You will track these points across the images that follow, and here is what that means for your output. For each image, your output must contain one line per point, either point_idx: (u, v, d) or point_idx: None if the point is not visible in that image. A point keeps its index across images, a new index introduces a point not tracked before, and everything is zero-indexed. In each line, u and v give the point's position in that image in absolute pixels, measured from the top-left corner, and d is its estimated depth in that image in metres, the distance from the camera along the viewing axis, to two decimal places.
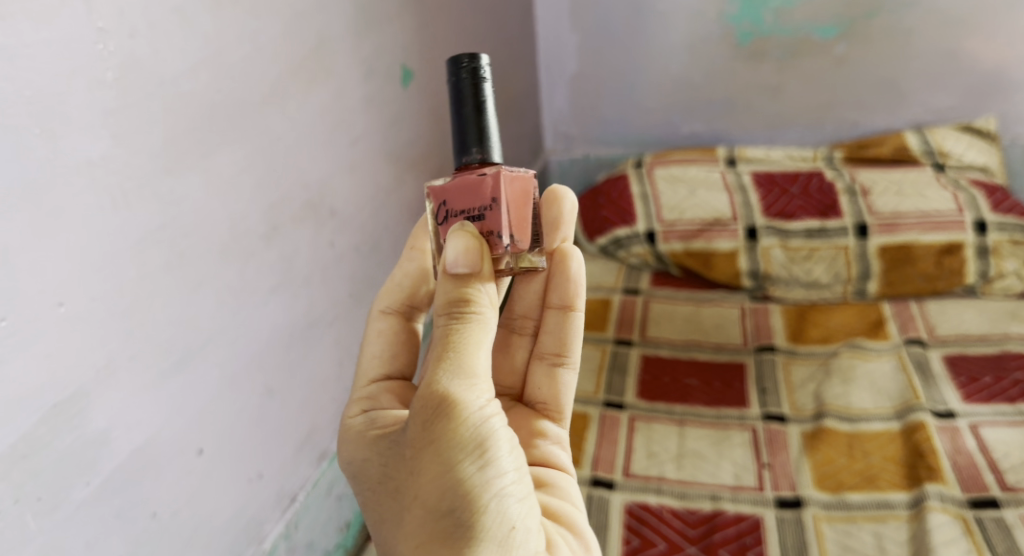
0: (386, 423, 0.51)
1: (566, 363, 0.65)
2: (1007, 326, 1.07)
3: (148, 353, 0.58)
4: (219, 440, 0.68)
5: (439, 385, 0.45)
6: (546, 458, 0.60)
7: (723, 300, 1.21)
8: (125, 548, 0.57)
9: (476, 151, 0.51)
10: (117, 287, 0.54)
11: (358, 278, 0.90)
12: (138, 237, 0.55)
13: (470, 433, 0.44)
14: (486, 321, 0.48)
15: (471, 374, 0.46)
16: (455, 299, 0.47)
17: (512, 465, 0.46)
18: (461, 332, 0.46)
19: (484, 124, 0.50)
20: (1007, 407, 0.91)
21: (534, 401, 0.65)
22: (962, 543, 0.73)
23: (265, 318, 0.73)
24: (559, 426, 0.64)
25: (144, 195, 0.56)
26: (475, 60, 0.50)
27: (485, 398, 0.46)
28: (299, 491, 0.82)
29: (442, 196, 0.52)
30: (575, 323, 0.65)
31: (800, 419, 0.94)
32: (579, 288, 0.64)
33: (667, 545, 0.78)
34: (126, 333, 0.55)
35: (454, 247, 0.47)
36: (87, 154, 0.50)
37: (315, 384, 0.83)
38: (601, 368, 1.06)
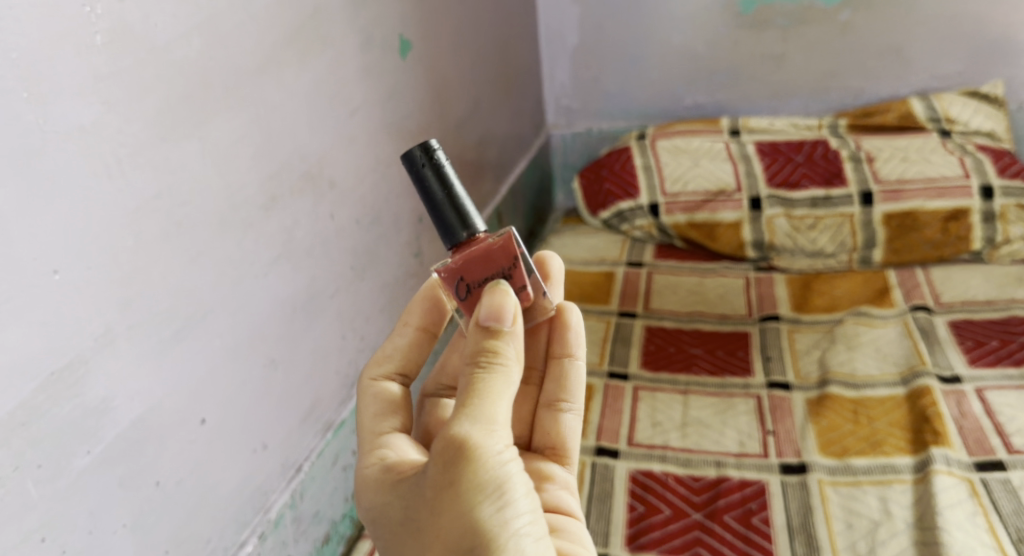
0: (405, 467, 0.48)
1: (568, 407, 0.61)
2: (1013, 291, 1.06)
3: (146, 322, 0.58)
4: (222, 411, 0.68)
5: (459, 430, 0.43)
6: (555, 502, 0.56)
7: (727, 271, 1.20)
8: (129, 515, 0.57)
9: (458, 226, 0.52)
10: (113, 255, 0.54)
11: (359, 251, 0.89)
12: (135, 206, 0.56)
13: (489, 475, 0.42)
14: (511, 374, 0.46)
15: (490, 421, 0.44)
16: (480, 350, 0.46)
17: (528, 507, 0.44)
18: (485, 380, 0.45)
19: (456, 201, 0.51)
20: (1013, 370, 0.90)
21: (540, 446, 0.61)
22: (968, 506, 0.73)
23: (266, 290, 0.73)
24: (567, 470, 0.61)
25: (139, 164, 0.56)
26: (426, 150, 0.51)
27: (503, 444, 0.44)
28: (304, 462, 0.81)
29: (458, 271, 0.52)
30: (576, 369, 0.62)
31: (804, 386, 0.94)
32: (577, 336, 0.62)
33: (672, 511, 0.78)
34: (123, 302, 0.55)
35: (486, 302, 0.47)
36: (79, 121, 0.50)
37: (319, 355, 0.83)
38: (605, 340, 1.06)
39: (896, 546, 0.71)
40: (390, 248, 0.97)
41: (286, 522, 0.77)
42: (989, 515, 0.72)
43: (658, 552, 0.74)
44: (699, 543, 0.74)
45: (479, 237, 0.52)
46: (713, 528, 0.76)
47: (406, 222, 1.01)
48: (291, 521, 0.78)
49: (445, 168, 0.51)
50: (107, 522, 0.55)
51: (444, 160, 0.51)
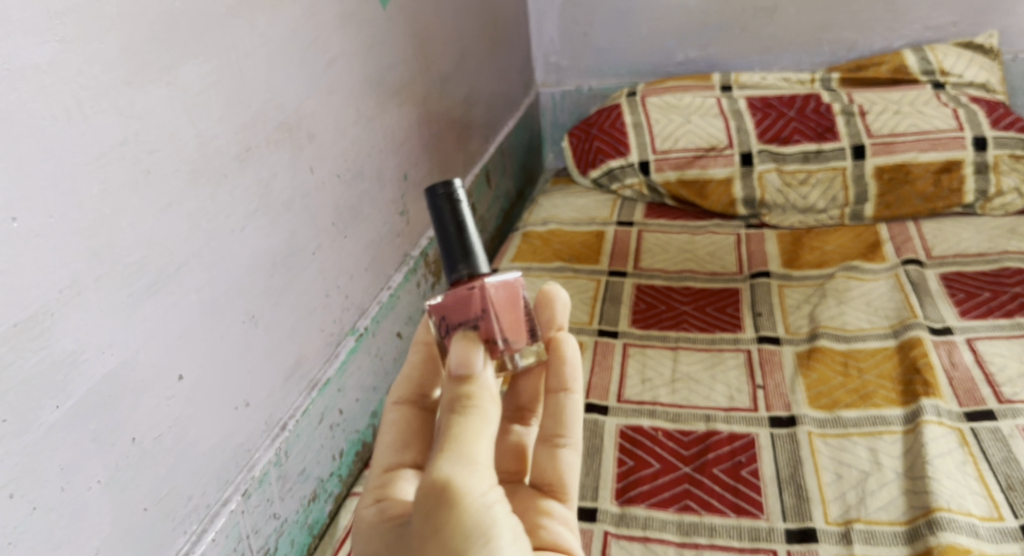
0: (396, 511, 0.46)
1: (566, 443, 0.58)
2: (1006, 243, 1.05)
3: (114, 272, 0.55)
4: (199, 366, 0.65)
5: (441, 472, 0.40)
6: (553, 541, 0.52)
7: (717, 229, 1.20)
8: (103, 472, 0.55)
9: (460, 263, 0.49)
10: (77, 202, 0.52)
11: (341, 207, 0.87)
12: (99, 153, 0.53)
13: (475, 517, 0.39)
14: (489, 416, 0.43)
15: (472, 462, 0.41)
16: (455, 396, 0.43)
17: (517, 552, 0.41)
18: (460, 425, 0.42)
19: (465, 239, 0.48)
20: (1004, 321, 0.89)
21: (536, 482, 0.57)
22: (957, 455, 0.73)
23: (244, 243, 0.71)
24: (566, 507, 0.56)
25: (102, 109, 0.53)
26: (447, 187, 0.48)
27: (487, 487, 0.41)
28: (288, 420, 0.78)
29: (440, 311, 0.49)
30: (573, 404, 0.59)
31: (794, 340, 0.93)
32: (575, 371, 0.59)
33: (661, 465, 0.78)
34: (89, 251, 0.53)
35: (455, 351, 0.45)
36: (33, 59, 0.48)
37: (303, 311, 0.81)
38: (595, 298, 1.05)
39: (886, 496, 0.70)
40: (374, 205, 0.95)
41: (271, 480, 0.74)
42: (978, 464, 0.72)
43: (647, 505, 0.73)
44: (688, 496, 0.74)
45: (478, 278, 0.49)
46: (702, 481, 0.75)
47: (391, 179, 0.99)
48: (277, 479, 0.75)
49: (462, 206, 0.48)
50: (80, 478, 0.53)
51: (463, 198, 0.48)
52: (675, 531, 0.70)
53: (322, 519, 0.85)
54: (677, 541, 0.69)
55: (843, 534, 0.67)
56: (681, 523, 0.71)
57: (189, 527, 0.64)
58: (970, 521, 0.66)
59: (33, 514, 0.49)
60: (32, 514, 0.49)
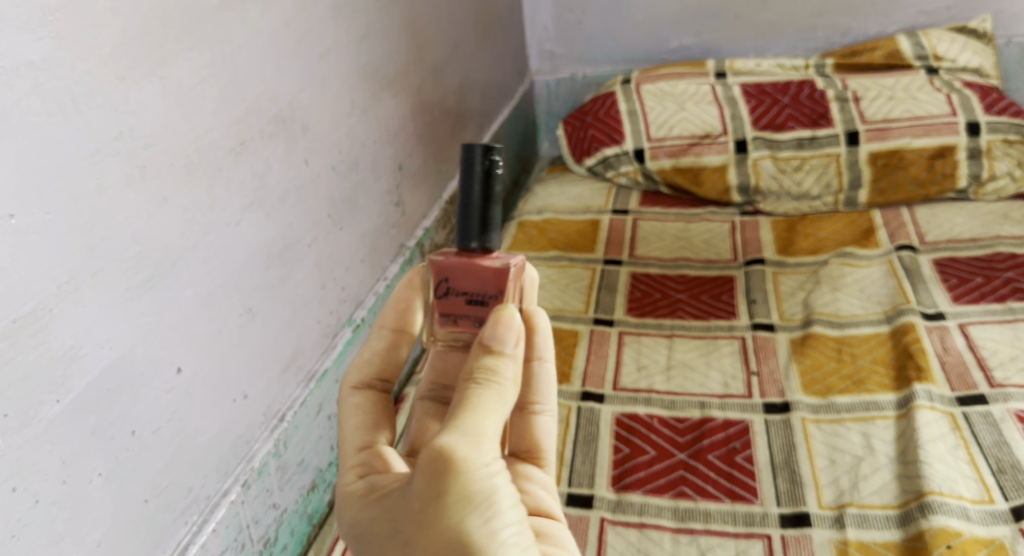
0: (387, 481, 0.46)
1: (541, 408, 0.59)
2: (999, 227, 1.05)
3: (111, 267, 0.55)
4: (198, 358, 0.65)
5: (447, 440, 0.40)
6: (535, 504, 0.55)
7: (712, 216, 1.20)
8: (103, 465, 0.55)
9: (475, 236, 0.51)
10: (73, 199, 0.52)
11: (336, 198, 0.87)
12: (93, 148, 0.53)
13: (477, 488, 0.40)
14: (506, 392, 0.45)
15: (479, 434, 0.41)
16: (477, 365, 0.45)
17: (514, 518, 0.43)
18: (477, 395, 0.43)
19: (487, 211, 0.51)
20: (997, 306, 0.90)
21: (515, 449, 0.59)
22: (949, 439, 0.74)
23: (240, 236, 0.70)
24: (545, 471, 0.59)
25: (96, 104, 0.53)
26: (487, 151, 0.50)
27: (493, 456, 0.42)
28: (286, 411, 0.78)
29: (447, 273, 0.51)
30: (545, 371, 0.59)
31: (789, 327, 0.94)
32: (546, 338, 0.58)
33: (656, 452, 0.79)
34: (87, 249, 0.53)
35: (491, 323, 0.47)
36: (28, 56, 0.47)
37: (301, 302, 0.81)
38: (591, 287, 1.05)
39: (878, 480, 0.71)
40: (368, 196, 0.94)
41: (269, 471, 0.75)
42: (969, 447, 0.73)
43: (643, 492, 0.74)
44: (684, 482, 0.75)
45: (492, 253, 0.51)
46: (697, 467, 0.76)
47: (385, 169, 0.98)
48: (275, 470, 0.76)
49: (494, 176, 0.51)
50: (80, 472, 0.53)
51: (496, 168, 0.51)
52: (671, 517, 0.71)
53: (321, 508, 0.86)
54: (672, 527, 0.70)
55: (837, 518, 0.69)
56: (676, 509, 0.72)
57: (188, 518, 0.65)
58: (961, 504, 0.67)
59: (35, 507, 0.49)
60: (35, 507, 0.49)
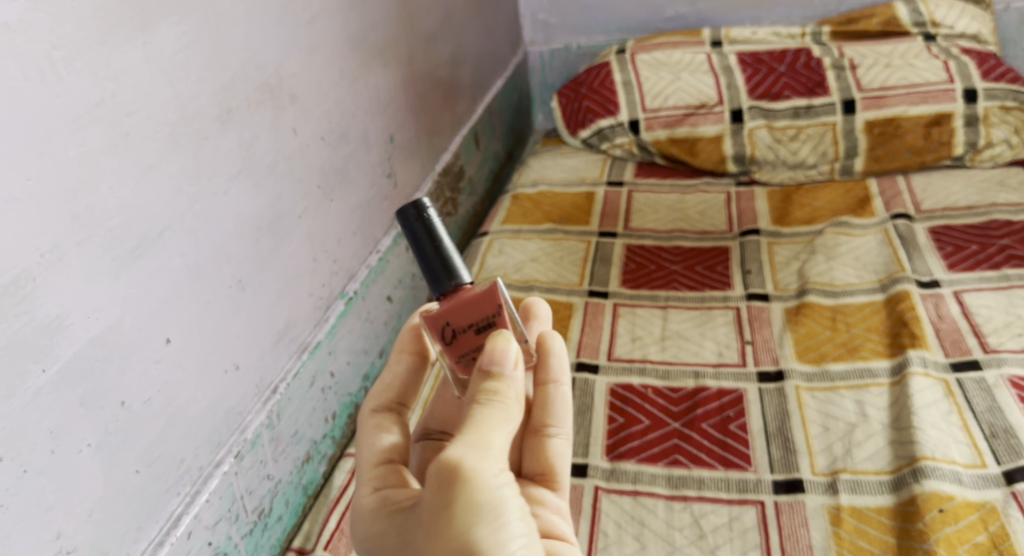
0: (399, 497, 0.47)
1: (556, 432, 0.58)
2: (995, 194, 1.04)
3: (96, 237, 0.55)
4: (188, 330, 0.65)
5: (453, 452, 0.40)
6: (547, 527, 0.52)
7: (707, 187, 1.19)
8: (93, 437, 0.55)
9: (443, 275, 0.51)
10: (53, 165, 0.51)
11: (326, 169, 0.86)
12: (73, 114, 0.52)
13: (484, 497, 0.40)
14: (510, 413, 0.45)
15: (485, 446, 0.41)
16: (480, 389, 0.45)
17: (524, 531, 0.41)
18: (480, 413, 0.44)
19: (443, 253, 0.51)
20: (992, 273, 0.89)
21: (529, 472, 0.57)
22: (943, 405, 0.74)
23: (229, 207, 0.69)
24: (558, 495, 0.57)
25: (76, 69, 0.52)
26: (419, 208, 0.52)
27: (500, 469, 0.41)
28: (279, 383, 0.78)
29: (444, 318, 0.51)
30: (560, 395, 0.58)
31: (783, 297, 0.93)
32: (562, 361, 0.58)
33: (650, 421, 0.79)
34: (71, 217, 0.52)
35: (487, 349, 0.47)
36: (3, 18, 0.46)
37: (292, 275, 0.80)
38: (586, 259, 1.05)
39: (872, 446, 0.71)
40: (360, 167, 0.93)
41: (263, 443, 0.74)
42: (963, 413, 0.73)
43: (637, 460, 0.75)
44: (677, 450, 0.75)
45: (467, 287, 0.52)
46: (691, 436, 0.77)
47: (377, 140, 0.97)
48: (269, 441, 0.75)
49: (437, 224, 0.51)
50: (70, 442, 0.53)
51: (436, 217, 0.52)
52: (664, 485, 0.72)
53: (316, 479, 0.85)
54: (666, 494, 0.71)
55: (830, 484, 0.69)
56: (670, 477, 0.73)
57: (181, 489, 0.65)
58: (953, 468, 0.67)
59: (23, 477, 0.49)
60: (23, 478, 0.49)
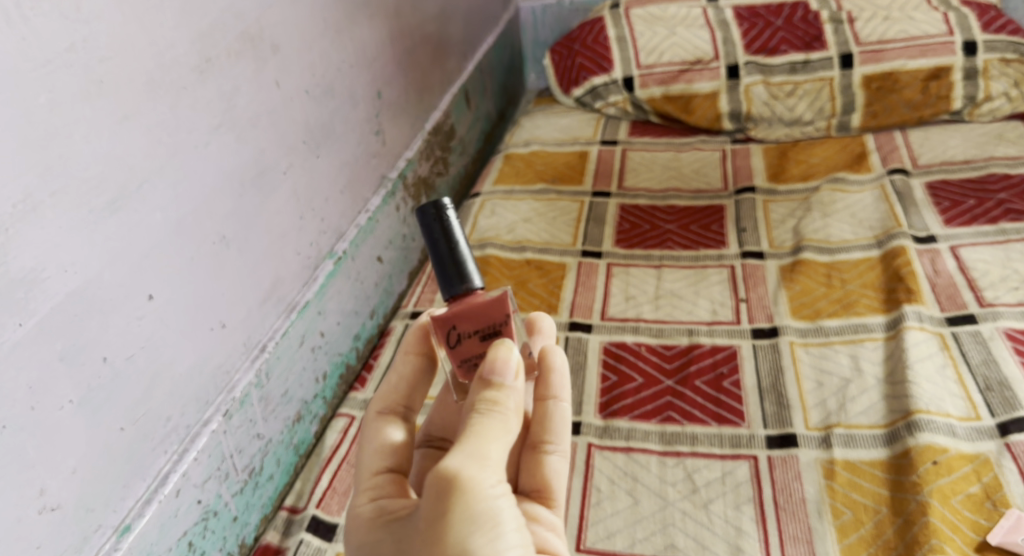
0: (395, 507, 0.46)
1: (554, 449, 0.55)
2: (993, 148, 1.03)
3: (71, 189, 0.53)
4: (171, 286, 0.63)
5: (451, 464, 0.40)
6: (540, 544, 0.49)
7: (702, 145, 1.18)
8: (74, 393, 0.54)
9: (455, 279, 0.50)
10: (23, 111, 0.49)
11: (311, 124, 0.84)
12: (42, 59, 0.50)
13: (480, 508, 0.39)
14: (510, 424, 0.44)
15: (483, 457, 0.41)
16: (479, 399, 0.44)
17: (520, 542, 0.40)
18: (479, 423, 0.43)
19: (458, 256, 0.50)
20: (989, 227, 0.88)
21: (526, 489, 0.54)
22: (938, 359, 0.73)
23: (210, 161, 0.68)
24: (554, 513, 0.53)
25: (43, 11, 0.50)
26: (439, 208, 0.50)
27: (497, 481, 0.41)
28: (268, 342, 0.77)
29: (451, 321, 0.49)
30: (560, 411, 0.56)
31: (778, 254, 0.92)
32: (563, 377, 0.56)
33: (644, 379, 0.78)
34: (43, 166, 0.51)
35: (489, 357, 0.46)
36: None
37: (279, 232, 0.79)
38: (579, 219, 1.03)
39: (866, 401, 0.71)
40: (346, 123, 0.91)
41: (252, 402, 0.73)
42: (958, 366, 0.72)
43: (630, 417, 0.74)
44: (670, 407, 0.74)
45: (478, 293, 0.50)
46: (684, 392, 0.76)
47: (364, 95, 0.95)
48: (258, 401, 0.74)
49: (455, 227, 0.50)
50: (50, 398, 0.52)
51: (455, 219, 0.51)
52: (658, 441, 0.71)
53: (308, 439, 0.84)
54: (659, 450, 0.71)
55: (823, 439, 0.69)
56: (663, 434, 0.72)
57: (169, 447, 0.64)
58: (948, 421, 0.67)
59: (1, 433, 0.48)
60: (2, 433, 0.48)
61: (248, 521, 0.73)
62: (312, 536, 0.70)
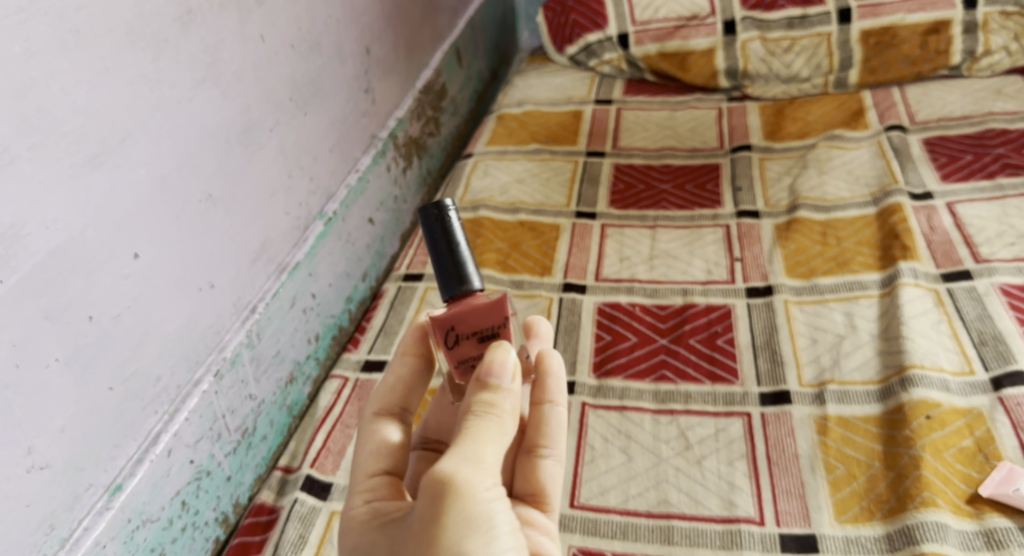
0: (391, 508, 0.45)
1: (549, 453, 0.54)
2: (991, 103, 1.02)
3: (50, 144, 0.51)
4: (158, 245, 0.62)
5: (445, 467, 0.39)
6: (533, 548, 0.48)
7: (698, 103, 1.16)
8: (61, 353, 0.53)
9: (455, 280, 0.49)
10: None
11: (298, 81, 0.82)
12: (15, 7, 0.48)
13: (474, 510, 0.39)
14: (506, 426, 0.43)
15: (478, 459, 0.40)
16: (475, 401, 0.44)
17: (515, 546, 0.40)
18: (474, 425, 0.42)
19: (458, 257, 0.49)
20: (986, 183, 0.88)
21: (520, 492, 0.54)
22: (932, 315, 0.73)
23: (194, 117, 0.66)
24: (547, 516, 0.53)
25: None
26: (440, 208, 0.49)
27: (492, 485, 0.40)
28: (258, 302, 0.76)
29: (449, 322, 0.48)
30: (555, 417, 0.55)
31: (774, 213, 0.91)
32: (559, 382, 0.55)
33: (638, 339, 0.78)
34: (20, 119, 0.49)
35: (485, 359, 0.45)
36: None
37: (267, 192, 0.77)
38: (573, 179, 1.02)
39: (860, 357, 0.71)
40: (334, 81, 0.89)
41: (244, 362, 0.73)
42: (952, 322, 0.72)
43: (624, 377, 0.74)
44: (664, 366, 0.74)
45: (477, 294, 0.49)
46: (678, 352, 0.76)
47: (351, 52, 0.93)
48: (249, 361, 0.74)
49: (456, 226, 0.49)
50: (36, 357, 0.51)
51: (456, 219, 0.49)
52: (652, 399, 0.71)
53: (302, 400, 0.84)
54: (652, 409, 0.70)
55: (817, 395, 0.69)
56: (657, 392, 0.72)
57: (160, 407, 0.64)
58: (942, 377, 0.67)
59: None
60: None
61: (242, 482, 0.73)
62: (306, 495, 0.69)
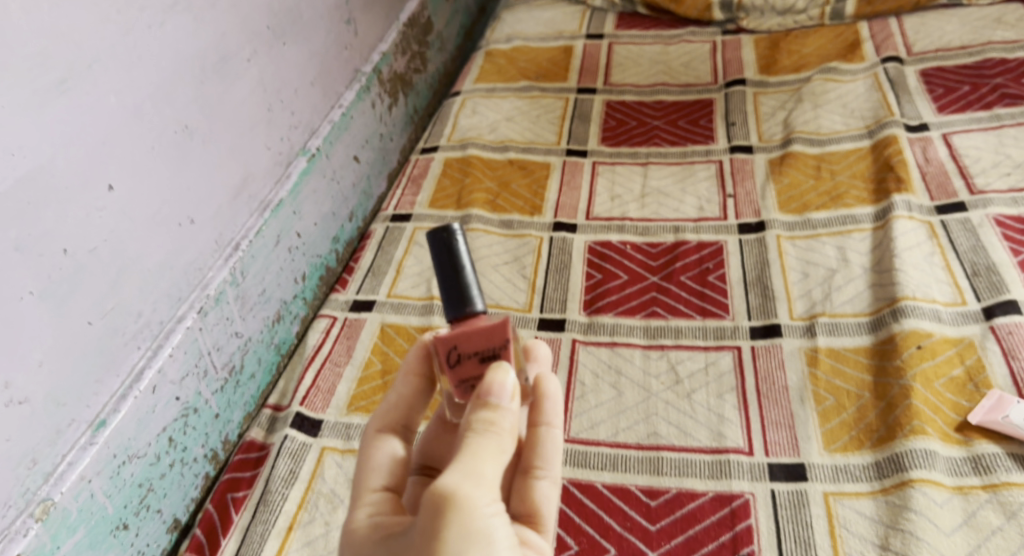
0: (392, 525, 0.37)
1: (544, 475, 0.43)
2: (990, 32, 1.00)
3: (12, 65, 0.49)
4: (133, 176, 0.60)
5: (442, 484, 0.32)
6: None
7: (691, 37, 1.14)
8: (36, 284, 0.52)
9: (453, 306, 0.40)
10: None
11: (274, 8, 0.79)
12: None
13: (473, 532, 0.32)
14: (507, 446, 0.36)
15: (477, 475, 0.33)
16: (472, 418, 0.36)
17: None
18: (472, 440, 0.35)
19: (457, 281, 0.40)
20: (983, 114, 0.86)
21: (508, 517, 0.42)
22: (926, 247, 0.72)
23: (166, 43, 0.63)
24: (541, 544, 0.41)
25: None
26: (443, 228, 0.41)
27: (494, 508, 0.33)
28: (242, 240, 0.74)
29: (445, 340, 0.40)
30: (552, 440, 0.44)
31: (767, 148, 0.90)
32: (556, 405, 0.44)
33: (629, 277, 0.77)
34: None
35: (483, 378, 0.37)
36: None
37: (246, 125, 0.75)
38: (563, 116, 1.00)
39: (852, 290, 0.70)
40: (313, 10, 0.86)
41: (228, 300, 0.72)
42: (945, 253, 0.71)
43: (615, 314, 0.73)
44: (655, 303, 0.73)
45: (478, 318, 0.40)
46: (669, 289, 0.75)
47: None
48: (234, 298, 0.72)
49: (458, 247, 0.40)
50: (10, 287, 0.50)
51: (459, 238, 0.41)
52: (642, 335, 0.71)
53: (290, 339, 0.83)
54: (643, 344, 0.70)
55: (808, 327, 0.68)
56: (647, 328, 0.71)
57: (142, 343, 0.63)
58: (933, 307, 0.66)
59: None
60: None
61: (231, 419, 0.73)
62: (296, 432, 0.68)
